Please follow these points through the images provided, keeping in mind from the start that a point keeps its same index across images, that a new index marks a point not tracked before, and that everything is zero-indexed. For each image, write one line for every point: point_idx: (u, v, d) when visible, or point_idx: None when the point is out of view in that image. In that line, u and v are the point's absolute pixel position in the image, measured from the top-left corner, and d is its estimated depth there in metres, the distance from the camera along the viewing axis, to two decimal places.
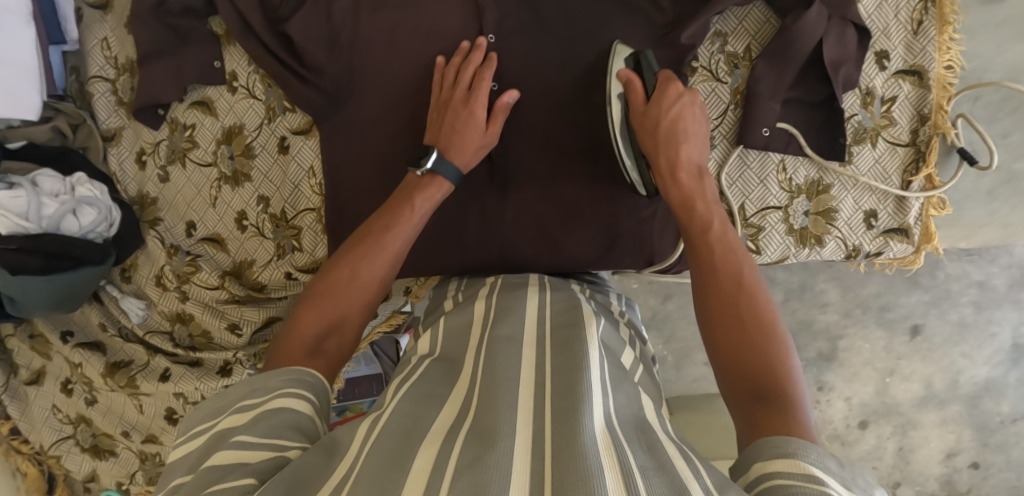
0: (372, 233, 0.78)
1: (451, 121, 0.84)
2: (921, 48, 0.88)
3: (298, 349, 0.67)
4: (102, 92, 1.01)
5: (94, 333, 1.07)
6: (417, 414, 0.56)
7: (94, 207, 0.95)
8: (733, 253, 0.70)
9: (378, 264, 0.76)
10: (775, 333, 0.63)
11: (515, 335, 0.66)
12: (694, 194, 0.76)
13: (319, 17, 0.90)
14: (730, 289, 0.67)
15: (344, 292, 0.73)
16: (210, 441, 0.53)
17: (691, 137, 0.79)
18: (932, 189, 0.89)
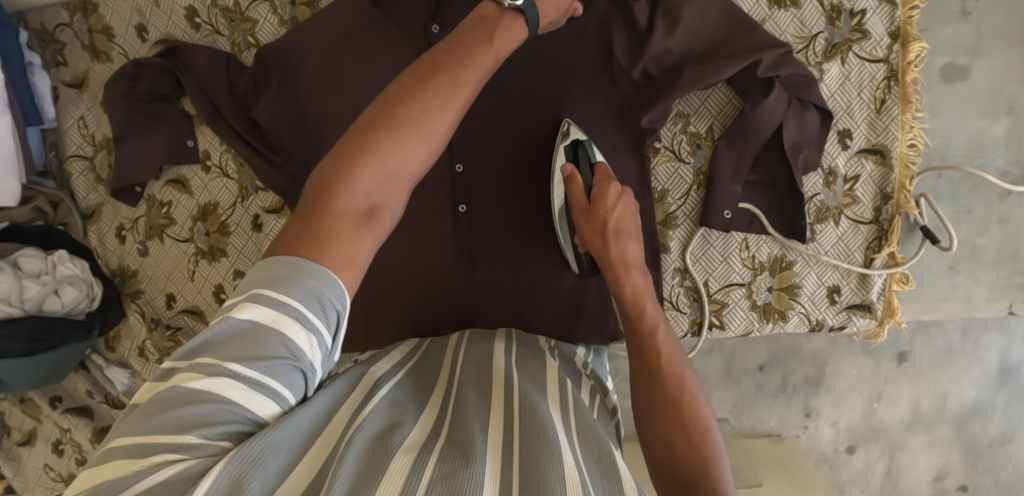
0: (436, 66, 0.63)
1: None
2: (884, 127, 0.88)
3: (345, 215, 0.57)
4: (81, 171, 1.03)
5: (81, 398, 1.10)
6: (392, 421, 0.56)
7: (75, 285, 0.98)
8: (673, 353, 0.68)
9: (445, 116, 0.63)
10: (705, 443, 0.61)
11: (482, 386, 0.67)
12: (637, 295, 0.74)
13: (287, 101, 0.92)
14: (665, 386, 0.65)
15: (406, 138, 0.61)
16: (213, 342, 0.49)
17: (631, 238, 0.78)
18: (895, 265, 0.90)
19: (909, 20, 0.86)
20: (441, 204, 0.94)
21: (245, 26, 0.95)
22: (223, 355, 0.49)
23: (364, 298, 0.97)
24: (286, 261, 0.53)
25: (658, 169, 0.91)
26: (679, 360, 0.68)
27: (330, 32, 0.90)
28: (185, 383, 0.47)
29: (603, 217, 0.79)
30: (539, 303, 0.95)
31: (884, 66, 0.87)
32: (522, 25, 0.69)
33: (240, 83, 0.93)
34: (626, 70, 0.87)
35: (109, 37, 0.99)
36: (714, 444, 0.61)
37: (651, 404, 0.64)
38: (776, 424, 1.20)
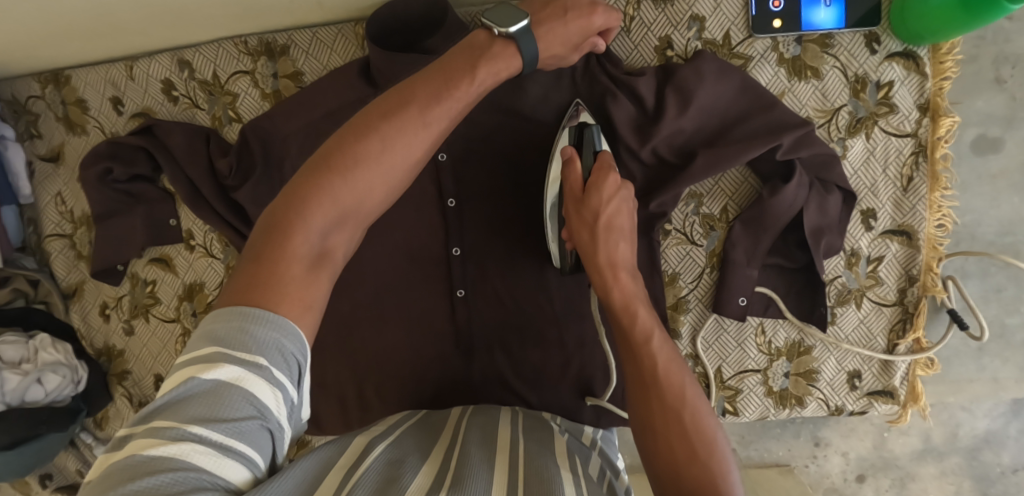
0: (400, 95, 0.59)
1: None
2: (911, 206, 0.82)
3: (298, 258, 0.52)
4: (60, 249, 0.98)
5: (71, 476, 1.06)
6: (390, 476, 0.53)
7: (59, 371, 0.93)
8: (671, 362, 0.60)
9: (411, 145, 0.58)
10: (716, 464, 0.55)
11: (487, 445, 0.65)
12: (628, 300, 0.64)
13: (271, 186, 0.87)
14: (668, 401, 0.58)
15: (365, 171, 0.56)
16: (176, 401, 0.45)
17: (623, 236, 0.68)
18: (920, 351, 0.84)
19: (939, 91, 0.80)
20: (439, 290, 0.89)
21: (226, 99, 0.89)
22: (184, 417, 0.44)
23: (358, 384, 0.93)
24: (241, 311, 0.48)
25: (668, 252, 0.85)
26: (677, 367, 0.60)
27: (318, 109, 0.84)
28: (145, 451, 0.43)
29: (593, 211, 0.68)
30: (543, 392, 0.89)
31: (912, 140, 0.81)
32: (516, 56, 0.64)
33: (220, 165, 0.87)
34: (634, 150, 0.80)
35: (84, 109, 0.94)
36: (725, 463, 0.55)
37: (651, 427, 0.57)
38: (784, 454, 1.06)
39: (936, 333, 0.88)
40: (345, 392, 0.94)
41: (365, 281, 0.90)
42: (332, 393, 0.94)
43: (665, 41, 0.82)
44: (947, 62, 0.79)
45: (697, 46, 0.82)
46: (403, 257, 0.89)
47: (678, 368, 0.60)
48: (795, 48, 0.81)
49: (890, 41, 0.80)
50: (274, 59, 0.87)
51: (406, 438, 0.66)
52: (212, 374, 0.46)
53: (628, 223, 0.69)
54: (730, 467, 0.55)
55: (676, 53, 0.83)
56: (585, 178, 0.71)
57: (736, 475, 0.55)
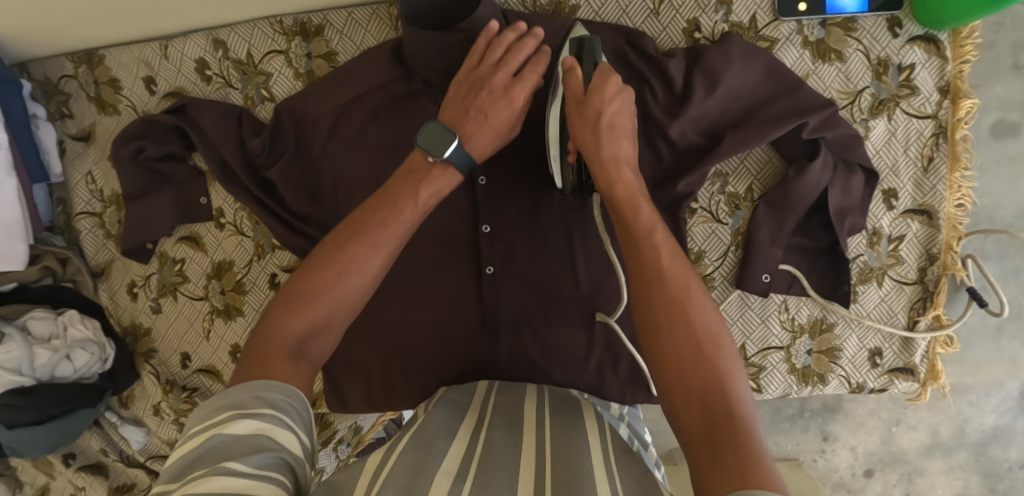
0: (353, 226, 0.66)
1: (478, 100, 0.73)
2: (931, 187, 0.84)
3: (280, 351, 0.60)
4: (90, 228, 0.99)
5: (95, 455, 1.07)
6: (414, 475, 0.57)
7: (87, 348, 0.94)
8: (676, 261, 0.59)
9: (366, 264, 0.64)
10: (721, 359, 0.54)
11: (513, 442, 0.66)
12: (632, 198, 0.64)
13: (299, 164, 0.88)
14: (671, 302, 0.57)
15: (328, 296, 0.62)
16: (203, 455, 0.49)
17: (625, 136, 0.67)
18: (940, 328, 0.86)
19: (959, 75, 0.82)
20: (466, 270, 0.90)
21: (259, 79, 0.91)
22: (216, 461, 0.48)
23: (384, 364, 0.92)
24: (246, 386, 0.56)
25: (694, 230, 0.87)
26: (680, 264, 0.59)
27: (348, 91, 0.86)
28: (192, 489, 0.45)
29: (596, 111, 0.67)
30: (569, 370, 0.90)
31: (932, 122, 0.83)
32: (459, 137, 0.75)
33: (252, 143, 0.88)
34: (664, 128, 0.81)
35: (116, 89, 0.95)
36: (731, 361, 0.55)
37: (656, 328, 0.57)
38: (792, 449, 1.11)
39: (955, 312, 0.89)
40: (370, 372, 0.94)
41: (394, 260, 0.91)
42: (359, 372, 0.94)
43: (693, 24, 0.85)
44: (966, 45, 0.81)
45: (724, 29, 0.84)
46: (431, 237, 0.90)
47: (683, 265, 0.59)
48: (819, 31, 0.83)
49: (912, 25, 0.82)
50: (308, 39, 0.89)
51: (431, 427, 0.69)
52: (231, 427, 0.51)
53: (630, 130, 0.68)
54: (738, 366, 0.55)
55: (703, 36, 0.85)
56: (585, 84, 0.69)
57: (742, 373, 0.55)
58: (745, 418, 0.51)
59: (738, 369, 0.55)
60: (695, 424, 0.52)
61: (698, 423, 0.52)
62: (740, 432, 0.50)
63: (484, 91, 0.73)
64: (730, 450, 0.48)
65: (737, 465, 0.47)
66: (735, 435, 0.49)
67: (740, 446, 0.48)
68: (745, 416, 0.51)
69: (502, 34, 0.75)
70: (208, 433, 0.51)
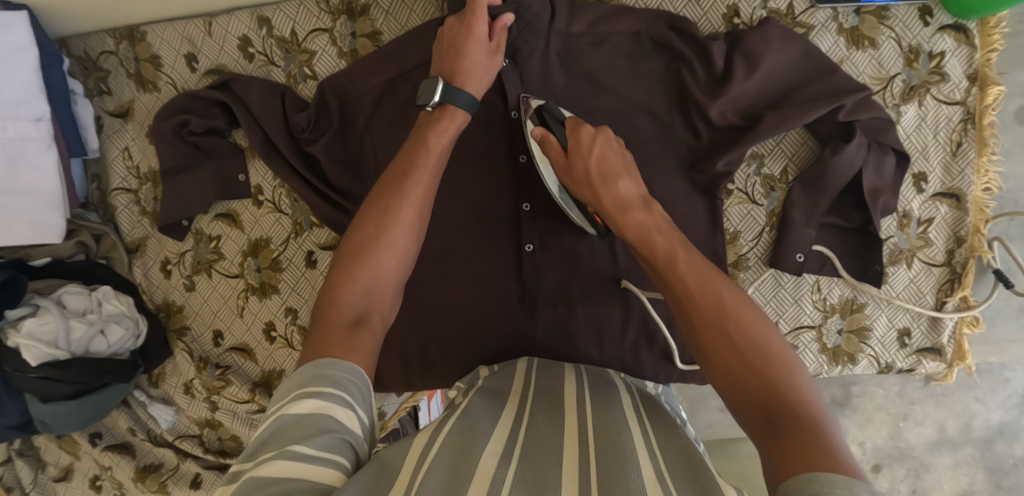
0: (383, 189, 0.69)
1: (452, 44, 0.78)
2: (959, 170, 0.87)
3: (338, 322, 0.61)
4: (126, 204, 1.00)
5: (122, 434, 1.07)
6: (465, 443, 0.55)
7: (122, 323, 0.94)
8: (702, 272, 0.59)
9: (400, 221, 0.67)
10: (776, 359, 0.53)
11: (555, 407, 0.67)
12: (649, 226, 0.66)
13: (342, 139, 0.90)
14: (707, 311, 0.56)
15: (372, 254, 0.65)
16: (268, 440, 0.49)
17: (621, 175, 0.71)
18: (967, 308, 0.89)
19: (987, 62, 0.85)
20: (505, 247, 0.91)
21: (303, 57, 0.92)
22: (283, 443, 0.48)
23: (422, 342, 0.94)
24: (310, 366, 0.56)
25: (730, 210, 0.89)
26: (702, 266, 0.60)
27: (390, 67, 0.87)
28: (260, 471, 0.46)
29: (585, 166, 0.72)
30: (606, 348, 0.91)
31: (960, 108, 0.86)
32: (458, 112, 0.75)
33: (297, 119, 0.89)
34: (704, 108, 0.83)
35: (157, 66, 0.96)
36: (781, 350, 0.53)
37: (692, 333, 0.56)
38: None
39: (982, 294, 0.92)
40: (406, 349, 0.94)
41: (433, 237, 0.93)
42: (394, 350, 0.94)
43: (732, 10, 0.88)
44: (994, 34, 0.84)
45: (762, 14, 0.87)
46: (471, 215, 0.92)
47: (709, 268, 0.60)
48: (853, 18, 0.86)
49: (942, 15, 0.85)
50: (353, 19, 0.91)
51: (477, 401, 0.67)
52: (296, 409, 0.51)
53: (623, 167, 0.72)
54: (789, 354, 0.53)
55: (742, 21, 0.88)
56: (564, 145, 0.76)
57: (796, 359, 0.53)
58: (815, 421, 0.48)
59: (797, 368, 0.53)
60: (757, 421, 0.50)
61: (762, 424, 0.50)
62: (804, 422, 0.48)
63: (451, 34, 0.78)
64: (794, 440, 0.47)
65: (804, 453, 0.45)
66: (804, 431, 0.47)
67: (805, 435, 0.47)
68: (812, 413, 0.49)
69: None
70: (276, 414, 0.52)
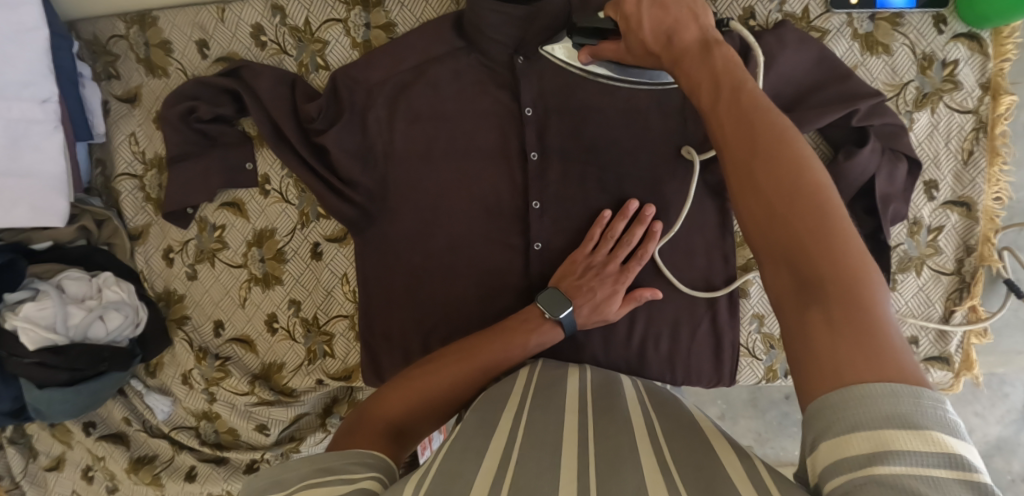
0: (468, 344, 0.79)
1: (587, 282, 0.84)
2: (970, 179, 0.87)
3: (382, 426, 0.68)
4: (129, 189, 0.98)
5: (116, 424, 1.06)
6: (458, 465, 0.56)
7: (121, 310, 0.92)
8: (744, 113, 0.50)
9: (460, 373, 0.75)
10: (821, 212, 0.46)
11: (556, 408, 0.67)
12: (700, 69, 0.55)
13: (355, 131, 0.90)
14: (743, 159, 0.49)
15: (430, 381, 0.73)
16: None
17: (688, 21, 0.58)
18: (976, 320, 0.89)
19: (1000, 72, 0.85)
20: (514, 244, 0.91)
21: (316, 47, 0.93)
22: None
23: (426, 337, 0.92)
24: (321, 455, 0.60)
25: None
26: (758, 112, 0.50)
27: (405, 62, 0.89)
28: None
29: (639, 40, 0.61)
30: (612, 349, 0.91)
31: (972, 117, 0.86)
32: (557, 330, 0.81)
33: (307, 109, 0.88)
34: None
35: (167, 51, 0.95)
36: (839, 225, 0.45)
37: (737, 195, 0.50)
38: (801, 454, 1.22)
39: (991, 305, 0.91)
40: (411, 347, 0.93)
41: (441, 236, 0.92)
42: (397, 346, 0.94)
43: (748, 12, 0.88)
44: (1008, 44, 0.84)
45: (778, 17, 0.87)
46: (483, 212, 0.91)
47: (768, 111, 0.50)
48: (868, 24, 0.87)
49: (956, 23, 0.85)
50: (368, 10, 0.91)
51: (476, 418, 0.65)
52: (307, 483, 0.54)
53: (682, 8, 0.59)
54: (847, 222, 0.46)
55: (757, 23, 0.88)
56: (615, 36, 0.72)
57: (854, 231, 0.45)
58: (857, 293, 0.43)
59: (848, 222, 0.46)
60: (788, 296, 0.46)
61: (791, 289, 0.46)
62: (847, 315, 0.43)
63: (596, 276, 0.85)
64: (829, 342, 0.42)
65: (835, 364, 0.42)
66: (837, 303, 0.43)
67: (844, 334, 0.42)
68: (857, 281, 0.43)
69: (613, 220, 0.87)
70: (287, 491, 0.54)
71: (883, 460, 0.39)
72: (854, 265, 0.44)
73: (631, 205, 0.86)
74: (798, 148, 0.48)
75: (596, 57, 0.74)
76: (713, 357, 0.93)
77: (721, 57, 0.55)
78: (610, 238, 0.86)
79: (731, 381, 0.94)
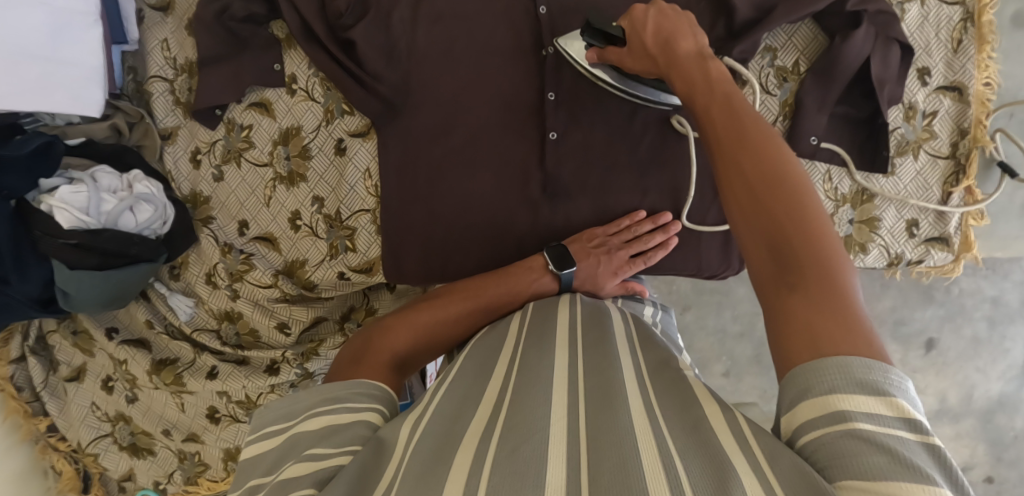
0: (465, 293, 0.85)
1: (599, 259, 0.91)
2: (960, 65, 0.92)
3: (382, 354, 0.72)
4: (160, 91, 1.03)
5: (138, 330, 1.08)
6: (449, 426, 0.55)
7: (151, 203, 0.95)
8: (737, 119, 0.58)
9: (457, 314, 0.82)
10: (801, 205, 0.52)
11: (548, 349, 0.65)
12: (697, 78, 0.65)
13: (380, 26, 0.93)
14: (737, 154, 0.56)
15: (426, 319, 0.80)
16: (280, 454, 0.54)
17: (684, 34, 0.70)
18: (972, 202, 0.93)
19: None
20: (530, 135, 0.95)
21: None
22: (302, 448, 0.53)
23: (446, 227, 0.96)
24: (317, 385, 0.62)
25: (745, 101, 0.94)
26: (752, 126, 0.57)
27: None
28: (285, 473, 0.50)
29: (641, 42, 0.73)
30: None
31: (959, 8, 0.92)
32: (549, 277, 0.88)
33: (335, 5, 0.93)
34: None
35: None
36: (815, 218, 0.51)
37: (726, 188, 0.56)
38: None
39: (987, 189, 0.96)
40: (433, 235, 0.96)
41: (460, 128, 0.95)
42: (416, 235, 0.97)
43: None
44: None
45: None
46: (500, 104, 0.95)
47: (759, 128, 0.57)
48: None
49: None
50: None
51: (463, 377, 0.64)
52: (310, 422, 0.56)
53: (682, 26, 0.71)
54: (825, 224, 0.51)
55: None
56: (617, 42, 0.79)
57: (832, 232, 0.51)
58: (831, 277, 0.48)
59: (824, 217, 0.52)
60: (770, 279, 0.51)
61: (772, 273, 0.51)
62: (824, 296, 0.47)
63: (608, 256, 0.92)
64: (808, 316, 0.46)
65: (813, 332, 0.46)
66: (815, 284, 0.48)
67: (821, 310, 0.46)
68: (832, 267, 0.49)
69: (642, 220, 0.94)
70: (293, 426, 0.56)
71: (855, 417, 0.41)
72: (828, 253, 0.49)
73: (665, 216, 0.93)
74: (783, 156, 0.55)
75: (602, 57, 0.82)
76: (722, 244, 0.97)
77: (715, 71, 0.65)
78: (633, 232, 0.93)
79: (738, 267, 0.98)
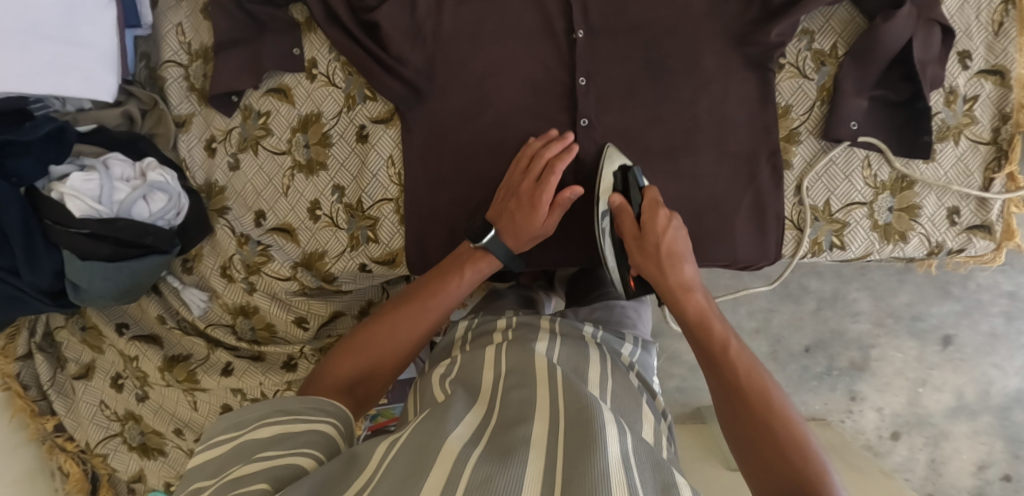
0: (413, 295, 0.80)
1: (513, 207, 0.84)
2: (1002, 48, 0.90)
3: (335, 382, 0.70)
4: (175, 77, 0.99)
5: (150, 325, 1.06)
6: (424, 440, 0.53)
7: (166, 192, 0.91)
8: (728, 338, 0.69)
9: (410, 329, 0.76)
10: (784, 415, 0.62)
11: (528, 374, 0.63)
12: (688, 283, 0.75)
13: (404, 8, 0.91)
14: (731, 370, 0.66)
15: (375, 334, 0.75)
16: (230, 457, 0.55)
17: (685, 261, 0.76)
18: (1015, 189, 0.90)
19: None
20: (560, 121, 0.92)
21: None
22: (252, 452, 0.55)
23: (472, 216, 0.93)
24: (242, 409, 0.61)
25: (782, 84, 0.91)
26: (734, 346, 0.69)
27: None
28: (234, 475, 0.52)
29: (653, 245, 0.77)
30: None
31: None
32: (491, 258, 0.83)
33: None
34: None
35: None
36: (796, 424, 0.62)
37: (722, 403, 0.66)
38: (821, 409, 1.28)
39: None
40: (458, 224, 0.94)
41: (487, 114, 0.92)
42: (442, 224, 0.94)
43: None
44: None
45: None
46: (528, 88, 0.91)
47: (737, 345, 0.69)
48: None
49: None
50: None
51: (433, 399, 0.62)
52: (264, 427, 0.58)
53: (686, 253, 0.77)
54: (804, 431, 0.61)
55: None
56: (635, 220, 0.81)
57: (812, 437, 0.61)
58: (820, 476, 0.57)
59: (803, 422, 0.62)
60: (769, 481, 0.59)
61: (770, 475, 0.59)
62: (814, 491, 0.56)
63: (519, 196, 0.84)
64: None
65: None
66: (807, 483, 0.57)
67: None
68: (817, 466, 0.58)
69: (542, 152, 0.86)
70: (245, 432, 0.58)
71: None
72: (810, 452, 0.59)
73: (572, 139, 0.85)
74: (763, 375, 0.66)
75: (619, 211, 0.80)
76: (759, 233, 0.93)
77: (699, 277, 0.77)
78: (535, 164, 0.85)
79: (774, 257, 0.94)
